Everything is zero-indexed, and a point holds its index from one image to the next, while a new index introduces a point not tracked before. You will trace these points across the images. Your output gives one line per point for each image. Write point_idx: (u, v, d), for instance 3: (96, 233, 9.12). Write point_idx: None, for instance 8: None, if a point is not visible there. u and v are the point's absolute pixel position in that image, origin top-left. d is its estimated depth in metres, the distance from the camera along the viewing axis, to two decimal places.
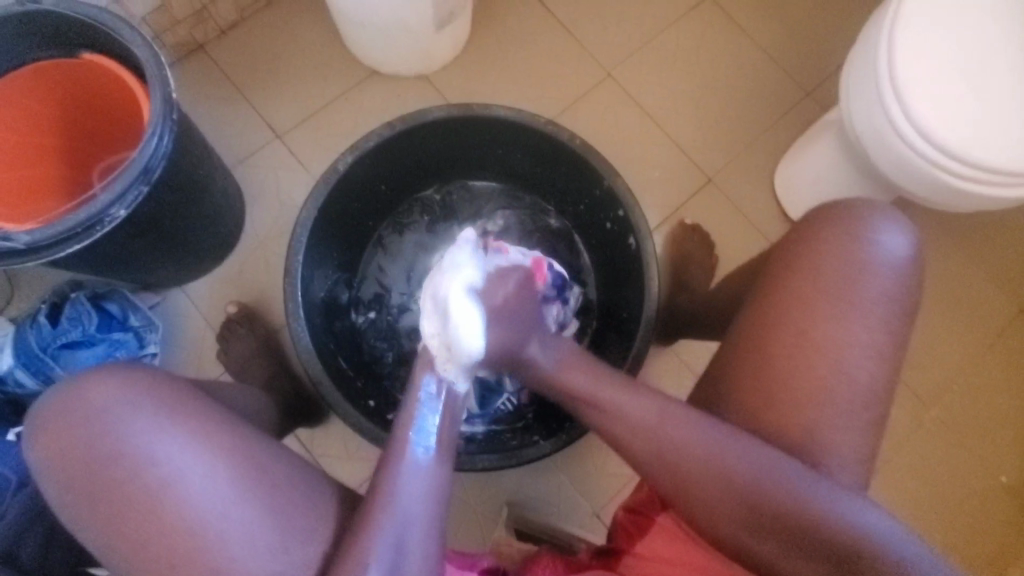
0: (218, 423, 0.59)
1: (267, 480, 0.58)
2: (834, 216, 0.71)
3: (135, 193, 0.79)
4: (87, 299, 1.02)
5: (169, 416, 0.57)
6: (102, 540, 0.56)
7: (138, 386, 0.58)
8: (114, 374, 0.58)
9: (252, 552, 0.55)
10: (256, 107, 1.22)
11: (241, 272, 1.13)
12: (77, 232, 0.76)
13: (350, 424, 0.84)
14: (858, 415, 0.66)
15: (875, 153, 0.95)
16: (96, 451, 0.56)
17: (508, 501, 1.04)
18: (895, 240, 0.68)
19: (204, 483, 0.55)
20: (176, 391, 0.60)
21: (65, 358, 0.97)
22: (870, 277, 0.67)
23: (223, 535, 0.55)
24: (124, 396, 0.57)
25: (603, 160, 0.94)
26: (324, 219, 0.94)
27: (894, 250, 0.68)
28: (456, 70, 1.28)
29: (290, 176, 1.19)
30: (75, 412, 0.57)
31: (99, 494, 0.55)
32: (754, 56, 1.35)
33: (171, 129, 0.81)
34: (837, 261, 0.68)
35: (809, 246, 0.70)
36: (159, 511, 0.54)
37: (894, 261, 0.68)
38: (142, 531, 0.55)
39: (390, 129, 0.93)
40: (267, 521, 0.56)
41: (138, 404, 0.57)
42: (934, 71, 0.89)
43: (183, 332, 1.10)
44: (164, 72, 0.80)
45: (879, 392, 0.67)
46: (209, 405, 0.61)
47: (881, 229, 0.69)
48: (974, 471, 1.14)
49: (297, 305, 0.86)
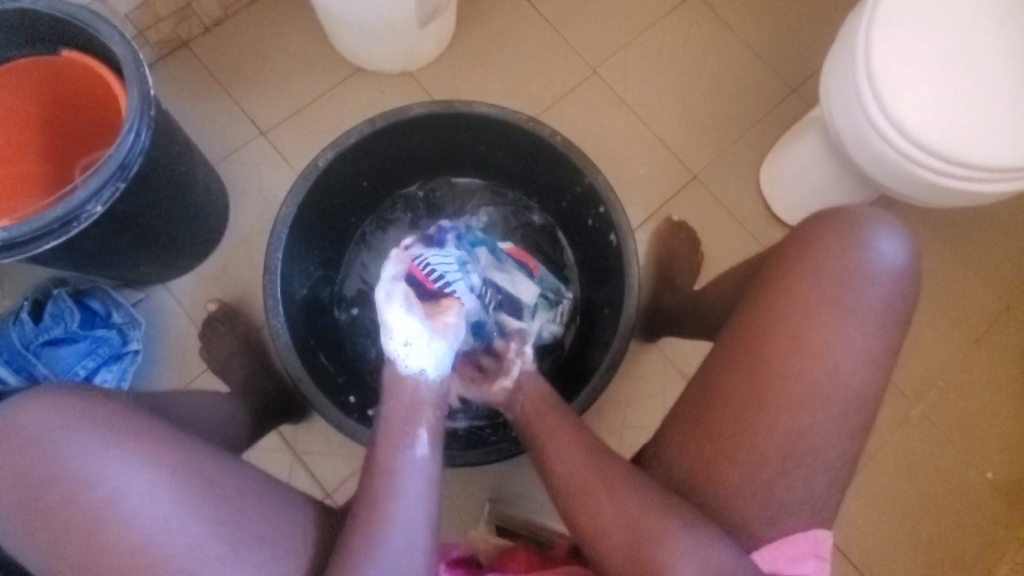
0: (160, 437, 0.59)
1: (214, 493, 0.58)
2: (832, 221, 0.72)
3: (112, 189, 0.79)
4: (69, 295, 1.03)
5: (107, 434, 0.57)
6: (43, 565, 0.55)
7: (69, 410, 0.57)
8: (49, 398, 0.58)
9: (203, 563, 0.54)
10: (241, 104, 1.22)
11: (225, 269, 1.14)
12: (53, 228, 0.77)
13: (330, 419, 0.84)
14: (831, 408, 0.66)
15: (854, 149, 0.95)
16: (31, 475, 0.55)
17: (491, 497, 1.04)
18: (893, 248, 0.69)
19: (147, 500, 0.55)
20: (112, 413, 0.59)
21: (47, 355, 0.98)
22: (843, 271, 0.68)
23: (170, 549, 0.54)
24: (50, 424, 0.56)
25: (584, 156, 0.94)
26: (304, 216, 0.94)
27: (891, 257, 0.69)
28: (441, 67, 1.28)
29: (275, 173, 1.20)
30: (8, 439, 0.56)
31: (37, 519, 0.54)
32: (739, 53, 1.35)
33: (148, 126, 0.81)
34: (833, 264, 0.69)
35: (813, 248, 0.70)
36: (101, 531, 0.53)
37: (891, 268, 0.69)
38: (82, 553, 0.53)
39: (371, 125, 0.93)
40: (219, 530, 0.56)
41: (72, 426, 0.56)
42: (912, 67, 0.89)
43: (166, 329, 1.10)
44: (142, 69, 0.81)
45: (852, 386, 0.67)
46: (153, 421, 0.61)
47: (882, 236, 0.70)
48: (956, 466, 1.15)
49: (276, 302, 0.86)
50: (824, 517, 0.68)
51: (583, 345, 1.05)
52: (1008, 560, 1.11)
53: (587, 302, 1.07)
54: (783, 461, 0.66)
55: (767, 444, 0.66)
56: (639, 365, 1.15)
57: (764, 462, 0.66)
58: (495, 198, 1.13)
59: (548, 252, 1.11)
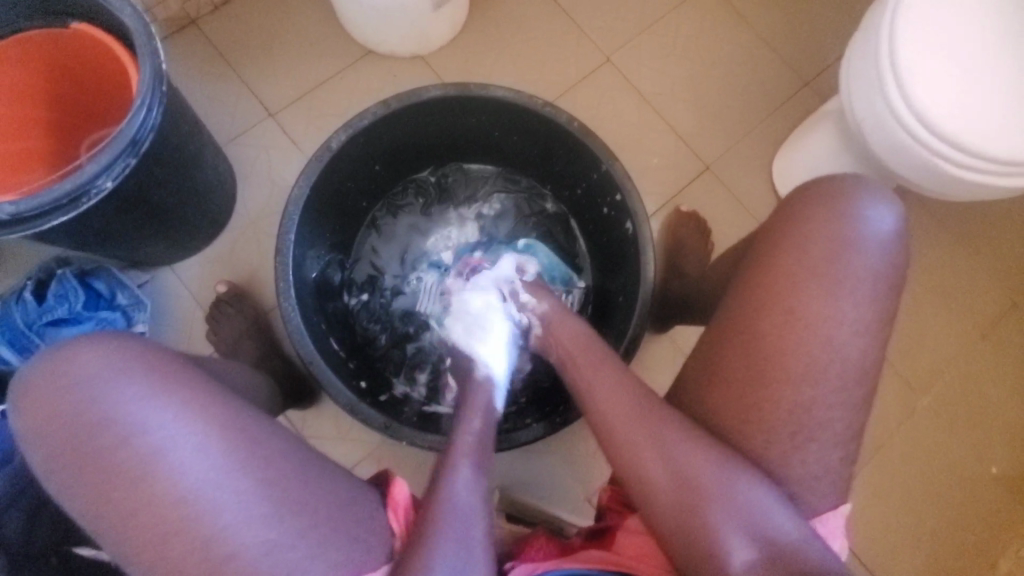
0: (208, 394, 0.57)
1: (261, 452, 0.56)
2: (816, 192, 0.70)
3: (123, 165, 0.77)
4: (74, 275, 1.01)
5: (156, 387, 0.55)
6: (87, 511, 0.53)
7: (124, 357, 0.56)
8: (103, 345, 0.57)
9: (247, 522, 0.53)
10: (249, 84, 1.20)
11: (232, 251, 1.12)
12: (63, 203, 0.75)
13: (341, 403, 0.83)
14: (855, 398, 0.65)
15: (874, 140, 0.95)
16: (82, 420, 0.53)
17: (499, 485, 1.03)
18: (881, 216, 0.67)
19: (197, 453, 0.54)
20: (164, 365, 0.57)
21: (51, 335, 0.96)
22: (869, 258, 0.67)
23: (216, 504, 0.53)
24: (107, 368, 0.55)
25: (600, 142, 0.93)
26: (316, 197, 0.92)
27: (880, 226, 0.67)
28: (453, 51, 1.26)
29: (283, 155, 1.18)
30: (60, 382, 0.55)
31: (88, 466, 0.53)
32: (754, 44, 1.34)
33: (160, 100, 0.79)
34: (831, 239, 0.66)
35: (800, 221, 0.68)
36: (151, 480, 0.52)
37: (881, 238, 0.67)
38: (128, 507, 0.52)
39: (384, 106, 0.91)
40: (263, 490, 0.55)
41: (127, 373, 0.55)
42: (935, 58, 0.88)
43: (172, 311, 1.09)
44: (154, 43, 0.78)
45: (875, 375, 0.66)
46: (202, 377, 0.59)
47: (868, 205, 0.67)
48: (962, 462, 1.15)
49: (288, 285, 0.85)
50: (843, 506, 0.67)
51: (593, 334, 1.04)
52: (1012, 555, 1.12)
53: (601, 290, 1.06)
54: (807, 448, 0.65)
55: (790, 433, 0.65)
56: (649, 355, 1.14)
57: (786, 450, 0.65)
58: (507, 184, 1.11)
59: (562, 240, 1.10)
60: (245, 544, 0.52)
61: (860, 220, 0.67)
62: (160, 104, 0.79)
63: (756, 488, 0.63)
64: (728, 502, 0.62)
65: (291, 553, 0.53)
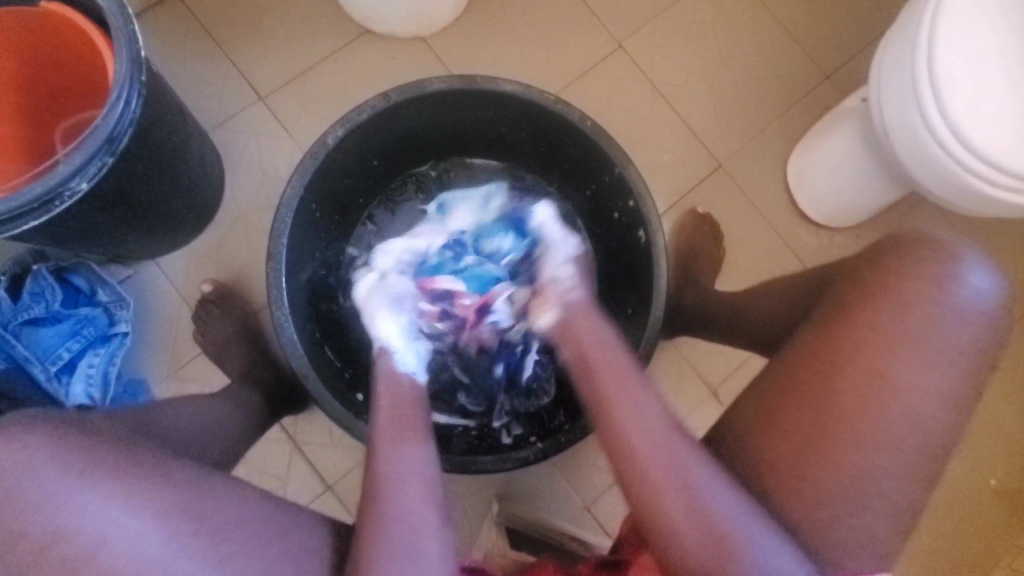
0: (146, 473, 0.57)
1: (209, 525, 0.56)
2: (922, 245, 0.68)
3: (99, 164, 0.71)
4: (51, 271, 0.95)
5: (90, 479, 0.55)
6: None
7: (54, 450, 0.56)
8: (26, 438, 0.56)
9: None
10: (236, 64, 1.12)
11: (220, 245, 1.06)
12: (33, 207, 0.68)
13: (335, 419, 0.79)
14: (877, 438, 0.62)
15: (904, 150, 0.90)
16: (21, 519, 0.54)
17: (497, 495, 1.01)
18: (984, 284, 0.67)
19: (142, 539, 0.54)
20: (95, 451, 0.57)
21: (28, 335, 0.91)
22: (912, 294, 0.65)
23: None
24: (34, 466, 0.55)
25: (615, 144, 0.87)
26: (311, 197, 0.86)
27: (981, 292, 0.66)
28: (457, 34, 1.19)
29: (274, 143, 1.11)
30: None
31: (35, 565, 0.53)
32: (774, 33, 1.27)
33: (138, 92, 0.72)
34: (914, 289, 0.66)
35: (906, 271, 0.67)
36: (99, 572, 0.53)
37: (980, 302, 0.66)
38: None
39: (385, 100, 0.84)
40: (214, 565, 0.54)
41: (55, 469, 0.55)
42: (973, 66, 0.83)
43: (157, 308, 1.03)
44: (132, 27, 0.71)
45: (899, 414, 0.63)
46: (139, 454, 0.59)
47: (977, 272, 0.67)
48: (974, 478, 1.12)
49: (280, 293, 0.80)
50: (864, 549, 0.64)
51: None
52: None
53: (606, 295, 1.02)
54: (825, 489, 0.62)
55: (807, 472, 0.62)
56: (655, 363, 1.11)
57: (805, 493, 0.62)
58: (513, 181, 1.05)
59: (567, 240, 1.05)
60: None
61: (929, 268, 0.66)
62: (138, 95, 0.73)
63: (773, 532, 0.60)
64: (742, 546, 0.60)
65: None
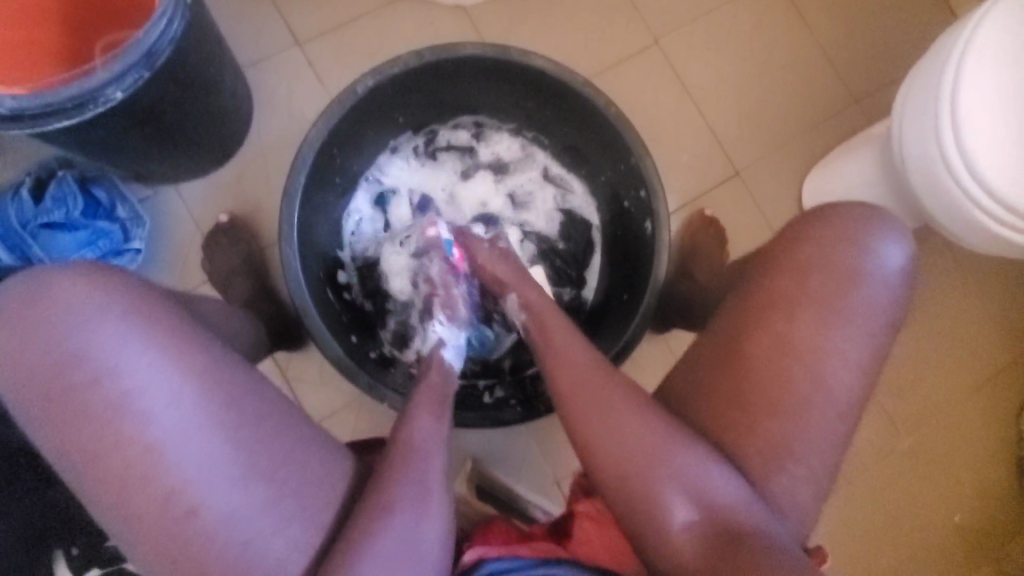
0: (191, 344, 0.60)
1: (230, 408, 0.59)
2: (830, 217, 0.71)
3: (135, 77, 0.72)
4: (74, 179, 0.98)
5: (160, 348, 0.58)
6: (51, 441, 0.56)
7: (109, 287, 0.59)
8: (98, 279, 0.59)
9: (210, 488, 0.55)
10: (280, 10, 1.15)
11: (240, 179, 1.09)
12: (67, 107, 0.70)
13: (330, 357, 0.82)
14: (828, 421, 0.67)
15: (915, 179, 0.89)
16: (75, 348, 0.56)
17: (472, 456, 1.05)
18: (893, 252, 0.70)
19: (170, 401, 0.57)
20: (154, 307, 0.61)
21: (45, 239, 0.94)
22: (864, 287, 0.68)
23: (179, 462, 0.55)
24: (85, 304, 0.58)
25: (633, 128, 0.87)
26: (331, 142, 0.88)
27: (890, 259, 0.69)
28: (498, 10, 1.21)
29: (305, 86, 1.13)
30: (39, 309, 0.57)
31: (60, 402, 0.56)
32: (809, 51, 1.28)
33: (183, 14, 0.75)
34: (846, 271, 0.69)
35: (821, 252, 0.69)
36: (119, 423, 0.55)
37: (891, 269, 0.69)
38: (96, 438, 0.55)
39: (417, 57, 0.86)
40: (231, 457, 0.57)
41: (108, 309, 0.58)
42: (998, 104, 0.82)
43: (170, 231, 1.06)
44: None
45: (849, 404, 0.68)
46: (190, 325, 0.62)
47: (883, 242, 0.70)
48: (929, 508, 1.16)
49: (292, 229, 0.82)
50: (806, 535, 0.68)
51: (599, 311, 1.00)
52: None
53: (597, 307, 1.02)
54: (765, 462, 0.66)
55: (753, 452, 0.66)
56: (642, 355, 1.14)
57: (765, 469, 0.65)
58: (536, 153, 1.07)
59: (571, 256, 1.07)
60: (207, 504, 0.55)
61: (865, 253, 0.69)
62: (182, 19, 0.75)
63: (722, 486, 0.63)
64: (676, 487, 0.63)
65: (266, 514, 0.56)
